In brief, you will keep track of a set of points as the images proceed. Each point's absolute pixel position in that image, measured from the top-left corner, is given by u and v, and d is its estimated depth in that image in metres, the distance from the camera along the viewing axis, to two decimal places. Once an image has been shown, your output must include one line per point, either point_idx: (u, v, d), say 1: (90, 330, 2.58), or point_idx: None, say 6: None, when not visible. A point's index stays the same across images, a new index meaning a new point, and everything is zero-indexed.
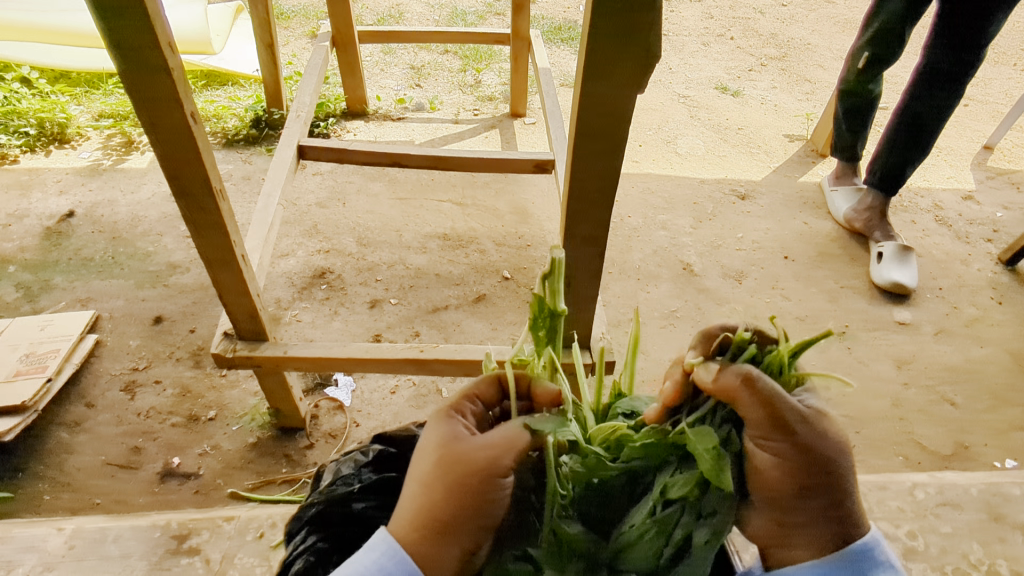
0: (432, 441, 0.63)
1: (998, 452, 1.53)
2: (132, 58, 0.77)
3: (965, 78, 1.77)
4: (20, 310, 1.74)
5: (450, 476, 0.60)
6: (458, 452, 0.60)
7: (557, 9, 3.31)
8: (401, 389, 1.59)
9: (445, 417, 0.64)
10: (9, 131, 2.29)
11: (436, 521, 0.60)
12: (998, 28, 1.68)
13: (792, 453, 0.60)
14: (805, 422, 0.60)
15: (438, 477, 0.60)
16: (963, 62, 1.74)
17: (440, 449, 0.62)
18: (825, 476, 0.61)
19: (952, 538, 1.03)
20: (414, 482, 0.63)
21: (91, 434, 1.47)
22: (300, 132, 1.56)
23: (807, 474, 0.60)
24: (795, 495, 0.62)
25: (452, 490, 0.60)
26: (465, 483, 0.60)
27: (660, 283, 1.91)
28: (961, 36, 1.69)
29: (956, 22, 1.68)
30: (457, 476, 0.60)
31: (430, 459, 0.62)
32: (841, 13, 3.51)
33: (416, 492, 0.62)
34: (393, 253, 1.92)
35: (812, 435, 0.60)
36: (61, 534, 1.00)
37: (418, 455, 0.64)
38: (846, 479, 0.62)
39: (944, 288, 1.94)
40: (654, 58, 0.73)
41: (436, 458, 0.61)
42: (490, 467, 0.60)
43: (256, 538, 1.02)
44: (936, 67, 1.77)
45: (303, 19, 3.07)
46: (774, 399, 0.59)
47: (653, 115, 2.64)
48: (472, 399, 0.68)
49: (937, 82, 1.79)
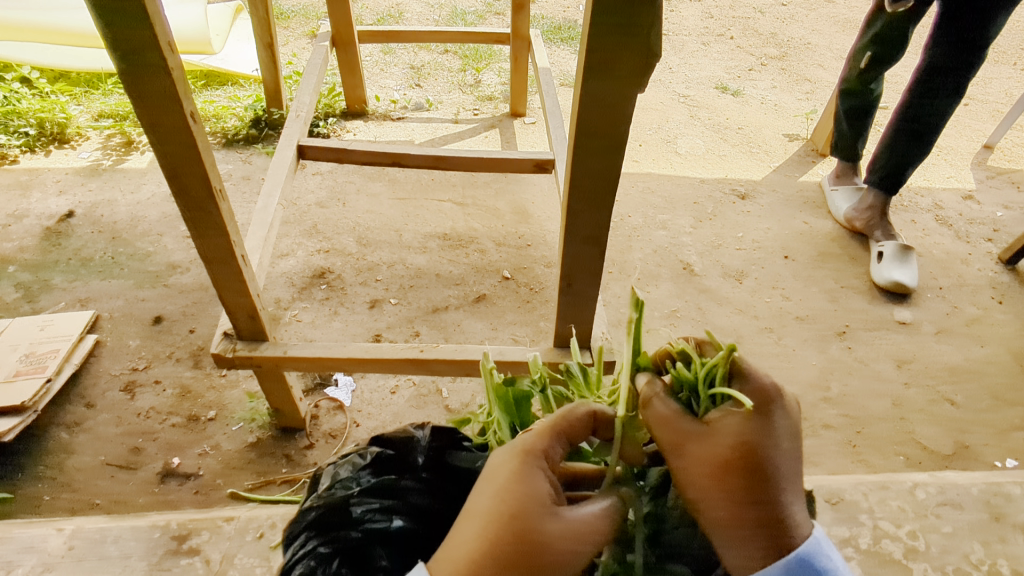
0: (512, 495, 0.59)
1: (999, 452, 1.53)
2: (132, 57, 0.77)
3: (965, 79, 1.78)
4: (19, 310, 1.73)
5: (526, 544, 0.57)
6: (540, 528, 0.58)
7: (557, 8, 3.31)
8: (401, 389, 1.59)
9: (526, 470, 0.61)
10: (9, 131, 2.28)
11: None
12: (999, 28, 1.68)
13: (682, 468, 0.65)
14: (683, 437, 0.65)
15: (514, 545, 0.57)
16: (964, 63, 1.74)
17: (521, 514, 0.58)
18: (742, 491, 0.62)
19: (953, 538, 1.03)
20: (475, 537, 0.59)
21: (91, 434, 1.47)
22: (300, 132, 1.55)
23: (724, 489, 0.62)
24: (715, 512, 0.63)
25: (519, 557, 0.57)
26: (540, 556, 0.57)
27: (660, 283, 1.90)
28: (962, 37, 1.69)
29: (955, 22, 1.68)
30: (534, 546, 0.57)
31: (501, 514, 0.59)
32: (841, 12, 3.50)
33: (477, 549, 0.58)
34: (393, 253, 1.92)
35: (711, 448, 0.63)
36: (61, 534, 1.00)
37: (484, 506, 0.60)
38: (748, 483, 0.62)
39: (944, 288, 1.94)
40: (654, 57, 0.72)
41: (514, 523, 0.58)
42: (568, 555, 0.58)
43: (255, 538, 1.02)
44: (936, 68, 1.77)
45: (303, 19, 3.07)
46: (676, 419, 0.66)
47: (653, 115, 2.64)
48: (552, 451, 0.64)
49: (938, 82, 1.79)
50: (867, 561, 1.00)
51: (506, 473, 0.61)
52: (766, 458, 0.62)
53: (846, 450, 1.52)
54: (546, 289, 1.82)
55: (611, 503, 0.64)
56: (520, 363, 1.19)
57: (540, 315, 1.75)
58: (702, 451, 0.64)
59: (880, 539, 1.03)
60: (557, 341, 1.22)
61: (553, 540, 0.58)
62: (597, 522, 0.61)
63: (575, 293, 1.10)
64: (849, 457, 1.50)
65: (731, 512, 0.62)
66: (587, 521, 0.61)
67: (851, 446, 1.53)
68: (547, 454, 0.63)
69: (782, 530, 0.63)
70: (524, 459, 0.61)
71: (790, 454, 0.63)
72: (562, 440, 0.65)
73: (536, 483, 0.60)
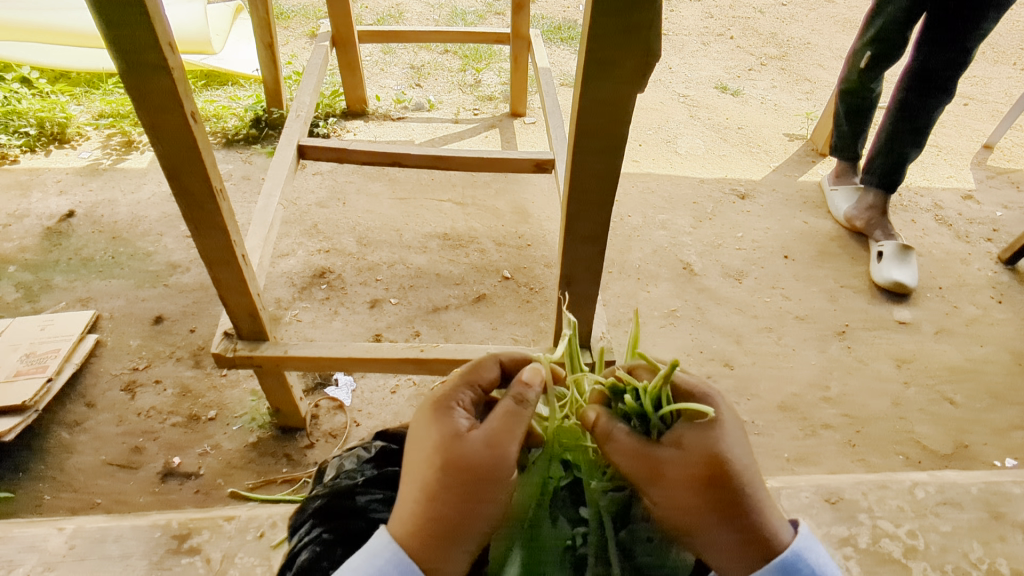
0: (429, 441, 0.63)
1: (998, 452, 1.53)
2: (133, 58, 0.77)
3: (954, 77, 1.79)
4: (19, 310, 1.73)
5: (454, 476, 0.61)
6: (457, 453, 0.61)
7: (557, 8, 3.31)
8: (401, 389, 1.59)
9: (438, 415, 0.64)
10: (9, 131, 2.28)
11: (436, 519, 0.62)
12: (991, 28, 1.69)
13: (664, 493, 0.64)
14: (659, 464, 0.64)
15: (441, 479, 0.61)
16: (952, 62, 1.75)
17: (437, 452, 0.62)
18: (723, 503, 0.63)
19: (952, 538, 1.03)
20: (415, 489, 0.63)
21: (91, 433, 1.47)
22: (300, 132, 1.55)
23: (704, 505, 0.63)
24: (704, 527, 0.64)
25: (453, 491, 0.61)
26: (469, 478, 0.61)
27: (659, 283, 1.91)
28: (951, 37, 1.70)
29: (946, 23, 1.69)
30: (460, 471, 0.61)
31: (426, 460, 0.63)
32: (841, 12, 3.50)
33: (416, 493, 0.63)
34: (393, 253, 1.92)
35: (687, 472, 0.63)
36: (62, 533, 1.00)
37: (413, 457, 0.65)
38: (727, 491, 0.63)
39: (944, 287, 1.94)
40: (654, 57, 0.73)
41: (435, 462, 0.62)
42: (491, 458, 0.61)
43: (256, 537, 1.02)
44: (926, 67, 1.78)
45: (303, 18, 3.07)
46: (645, 450, 0.65)
47: (653, 115, 2.64)
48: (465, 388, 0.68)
49: (928, 82, 1.80)
50: (865, 560, 1.00)
51: (422, 425, 0.65)
52: (736, 466, 0.63)
53: (846, 450, 1.52)
54: (546, 288, 1.82)
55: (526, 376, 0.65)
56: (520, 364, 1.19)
57: (540, 315, 1.75)
58: (676, 475, 0.63)
59: (879, 539, 1.03)
60: (557, 341, 1.23)
61: (470, 458, 0.61)
62: (519, 410, 0.62)
63: (575, 293, 1.11)
64: (849, 457, 1.51)
65: (718, 522, 0.64)
66: (503, 418, 0.62)
67: (851, 446, 1.53)
68: (458, 395, 0.67)
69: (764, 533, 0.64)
70: (432, 406, 0.65)
71: (752, 459, 0.65)
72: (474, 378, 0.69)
73: (446, 421, 0.63)
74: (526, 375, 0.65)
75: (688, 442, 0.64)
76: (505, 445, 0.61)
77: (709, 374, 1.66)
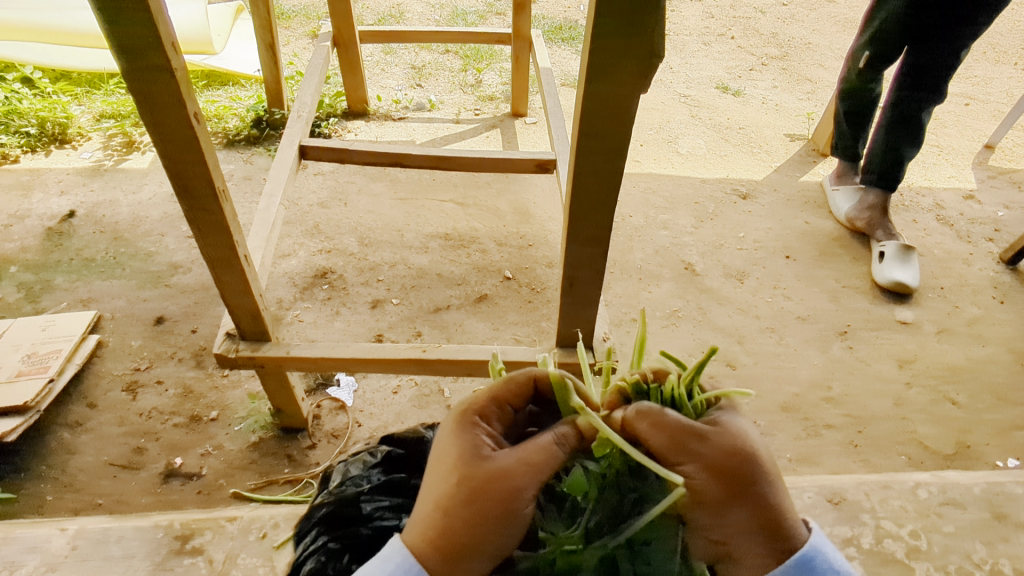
0: (451, 456, 0.63)
1: (1000, 452, 1.53)
2: (135, 58, 0.77)
3: (948, 74, 1.80)
4: (21, 310, 1.73)
5: (471, 498, 0.60)
6: (478, 476, 0.61)
7: (557, 8, 3.31)
8: (403, 389, 1.59)
9: (465, 429, 0.64)
10: (10, 131, 2.29)
11: (447, 537, 0.61)
12: (984, 27, 1.70)
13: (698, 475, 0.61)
14: (701, 441, 0.61)
15: (456, 500, 0.61)
16: (944, 61, 1.76)
17: (457, 470, 0.62)
18: (752, 500, 0.62)
19: (955, 538, 1.03)
20: (430, 501, 0.63)
21: (93, 434, 1.47)
22: (301, 133, 1.55)
23: (730, 495, 0.61)
24: (730, 520, 0.62)
25: (468, 514, 0.60)
26: (485, 503, 0.60)
27: (661, 283, 1.91)
28: (943, 34, 1.72)
29: (938, 22, 1.71)
30: (478, 494, 0.60)
31: (446, 477, 0.62)
32: (841, 12, 3.50)
33: (430, 507, 0.63)
34: (394, 254, 1.92)
35: (723, 453, 0.61)
36: (64, 534, 1.00)
37: (434, 470, 0.65)
38: (761, 484, 0.62)
39: (946, 287, 1.94)
40: (658, 57, 0.72)
41: (453, 480, 0.62)
42: (511, 490, 0.60)
43: (258, 538, 1.02)
44: (919, 65, 1.80)
45: (304, 19, 3.07)
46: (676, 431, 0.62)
47: (654, 115, 2.64)
48: (495, 403, 0.67)
49: (921, 80, 1.82)
50: (868, 560, 1.00)
51: (447, 437, 0.65)
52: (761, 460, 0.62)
53: (848, 449, 1.52)
54: (548, 289, 1.82)
55: (573, 424, 0.65)
56: (522, 364, 1.19)
57: (542, 315, 1.75)
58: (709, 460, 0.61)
59: (882, 539, 1.03)
60: (561, 341, 1.23)
61: (490, 484, 0.60)
62: (554, 450, 0.62)
63: (578, 293, 1.10)
64: (850, 457, 1.51)
65: (746, 512, 0.62)
66: (534, 455, 0.61)
67: (852, 445, 1.53)
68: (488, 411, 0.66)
69: (782, 532, 0.64)
70: (461, 417, 0.65)
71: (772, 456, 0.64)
72: (504, 395, 0.68)
73: (471, 440, 0.63)
74: (575, 424, 0.65)
75: (725, 423, 0.63)
76: (529, 481, 0.61)
77: (709, 375, 1.66)
